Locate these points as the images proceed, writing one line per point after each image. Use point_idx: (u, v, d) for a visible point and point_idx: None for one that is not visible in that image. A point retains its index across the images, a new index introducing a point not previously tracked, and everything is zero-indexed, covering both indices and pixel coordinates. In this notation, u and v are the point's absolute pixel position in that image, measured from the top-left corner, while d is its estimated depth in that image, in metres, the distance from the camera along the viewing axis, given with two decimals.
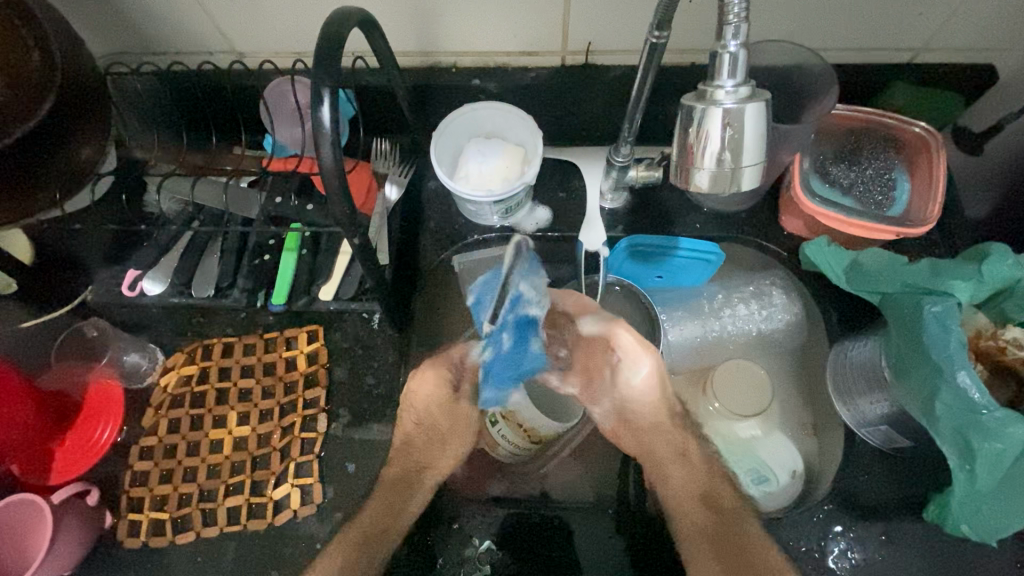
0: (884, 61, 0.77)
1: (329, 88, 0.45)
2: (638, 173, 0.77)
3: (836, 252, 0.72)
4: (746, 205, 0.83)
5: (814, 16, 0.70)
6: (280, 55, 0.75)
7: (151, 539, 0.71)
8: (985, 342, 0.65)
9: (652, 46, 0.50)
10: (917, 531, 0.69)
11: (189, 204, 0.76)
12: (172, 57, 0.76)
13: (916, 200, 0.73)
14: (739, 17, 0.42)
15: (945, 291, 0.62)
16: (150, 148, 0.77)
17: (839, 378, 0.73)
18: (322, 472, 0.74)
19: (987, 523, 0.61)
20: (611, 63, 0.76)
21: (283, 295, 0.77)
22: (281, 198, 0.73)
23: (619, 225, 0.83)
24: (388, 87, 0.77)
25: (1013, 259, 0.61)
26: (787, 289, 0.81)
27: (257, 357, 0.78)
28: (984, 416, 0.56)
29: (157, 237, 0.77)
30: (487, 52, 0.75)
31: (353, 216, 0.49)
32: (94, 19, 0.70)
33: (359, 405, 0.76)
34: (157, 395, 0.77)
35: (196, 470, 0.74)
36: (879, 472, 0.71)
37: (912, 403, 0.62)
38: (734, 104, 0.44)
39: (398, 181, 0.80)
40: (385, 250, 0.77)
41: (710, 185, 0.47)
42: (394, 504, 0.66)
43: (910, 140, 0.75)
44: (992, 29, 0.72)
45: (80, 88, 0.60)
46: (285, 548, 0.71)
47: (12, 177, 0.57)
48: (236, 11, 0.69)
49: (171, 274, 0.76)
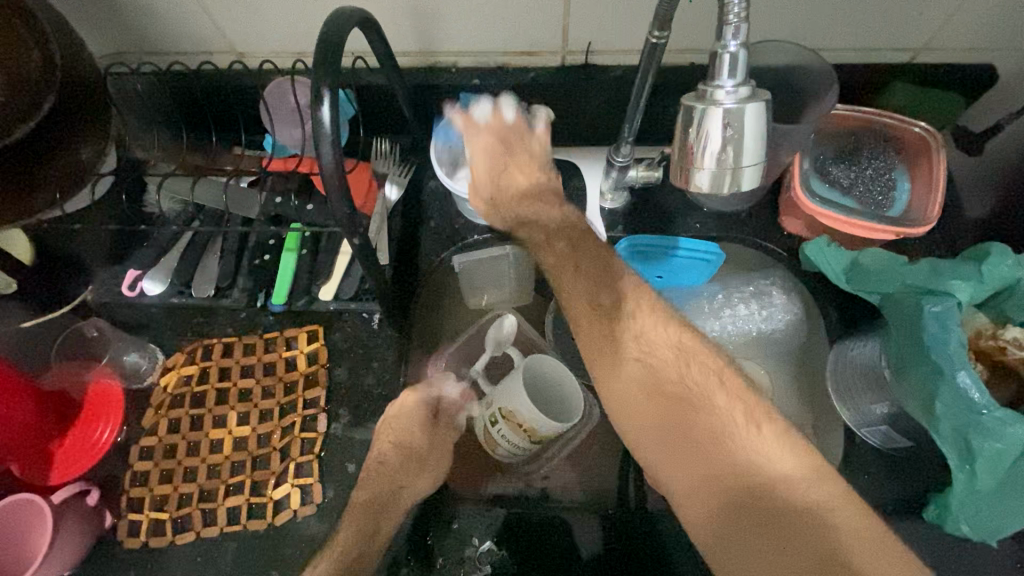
0: (885, 61, 0.77)
1: (329, 88, 0.45)
2: (638, 173, 0.78)
3: (836, 252, 0.72)
4: (747, 204, 0.83)
5: (814, 16, 0.70)
6: (280, 55, 0.75)
7: (151, 539, 0.71)
8: (986, 341, 0.64)
9: (652, 46, 0.50)
10: (918, 531, 0.69)
11: (188, 204, 0.76)
12: (172, 57, 0.76)
13: (917, 200, 0.73)
14: (739, 16, 0.42)
15: (945, 291, 0.61)
16: (150, 147, 0.75)
17: (839, 378, 0.73)
18: (322, 472, 0.73)
19: (987, 522, 0.61)
20: (611, 63, 0.76)
21: (283, 295, 0.77)
22: (281, 198, 0.72)
23: (619, 226, 0.83)
24: (388, 88, 0.78)
25: (1013, 259, 0.61)
26: (787, 289, 0.81)
27: (257, 357, 0.78)
28: (984, 416, 0.56)
29: (158, 237, 0.77)
30: (487, 52, 0.75)
31: (352, 216, 0.49)
32: (93, 18, 0.70)
33: (359, 405, 0.76)
34: (157, 395, 0.77)
35: (196, 470, 0.74)
36: (879, 471, 0.72)
37: (912, 402, 0.63)
38: (734, 104, 0.44)
39: (398, 181, 0.81)
40: (384, 250, 0.78)
41: (710, 185, 0.47)
42: (372, 521, 0.62)
43: (910, 140, 0.75)
44: (994, 29, 0.72)
45: (80, 87, 0.60)
46: (284, 548, 0.70)
47: (12, 178, 0.57)
48: (235, 10, 0.69)
49: (171, 274, 0.77)
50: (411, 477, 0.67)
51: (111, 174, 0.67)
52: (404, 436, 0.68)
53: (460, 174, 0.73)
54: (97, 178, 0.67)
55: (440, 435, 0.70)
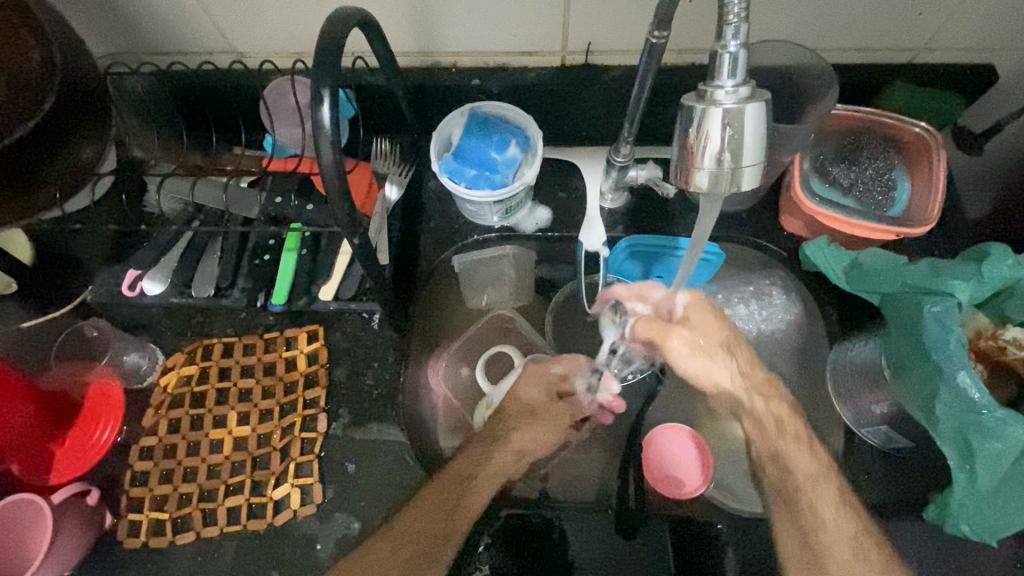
0: (885, 61, 0.77)
1: (329, 88, 0.45)
2: (639, 173, 0.80)
3: (836, 253, 0.73)
4: (746, 204, 0.83)
5: (814, 16, 0.70)
6: (280, 55, 0.75)
7: (151, 539, 0.71)
8: (985, 341, 0.64)
9: (652, 46, 0.50)
10: (917, 530, 0.69)
11: (188, 204, 0.77)
12: (172, 57, 0.76)
13: (917, 200, 0.73)
14: (739, 16, 0.42)
15: (945, 291, 0.61)
16: (151, 148, 0.75)
17: (839, 379, 0.74)
18: (322, 472, 0.73)
19: (988, 522, 0.61)
20: (611, 63, 0.76)
21: (283, 295, 0.77)
22: (281, 198, 0.72)
23: (619, 226, 0.82)
24: (388, 88, 0.78)
25: (1013, 259, 0.61)
26: (787, 288, 0.81)
27: (257, 357, 0.78)
28: (984, 416, 0.55)
29: (158, 237, 0.77)
30: (487, 52, 0.75)
31: (353, 217, 0.49)
32: (95, 19, 0.70)
33: (359, 405, 0.76)
34: (157, 395, 0.77)
35: (195, 470, 0.74)
36: (878, 471, 0.72)
37: (912, 402, 0.63)
38: (734, 104, 0.44)
39: (398, 182, 0.81)
40: (384, 249, 0.77)
41: (710, 185, 0.47)
42: (481, 457, 0.68)
43: (910, 140, 0.75)
44: (993, 30, 0.72)
45: (80, 87, 0.60)
46: (284, 548, 0.70)
47: (12, 179, 0.57)
48: (236, 10, 0.69)
49: (171, 273, 0.77)
50: (530, 433, 0.71)
51: (111, 175, 0.67)
52: (524, 394, 0.72)
53: (469, 174, 0.72)
54: (97, 178, 0.67)
55: (559, 406, 0.73)
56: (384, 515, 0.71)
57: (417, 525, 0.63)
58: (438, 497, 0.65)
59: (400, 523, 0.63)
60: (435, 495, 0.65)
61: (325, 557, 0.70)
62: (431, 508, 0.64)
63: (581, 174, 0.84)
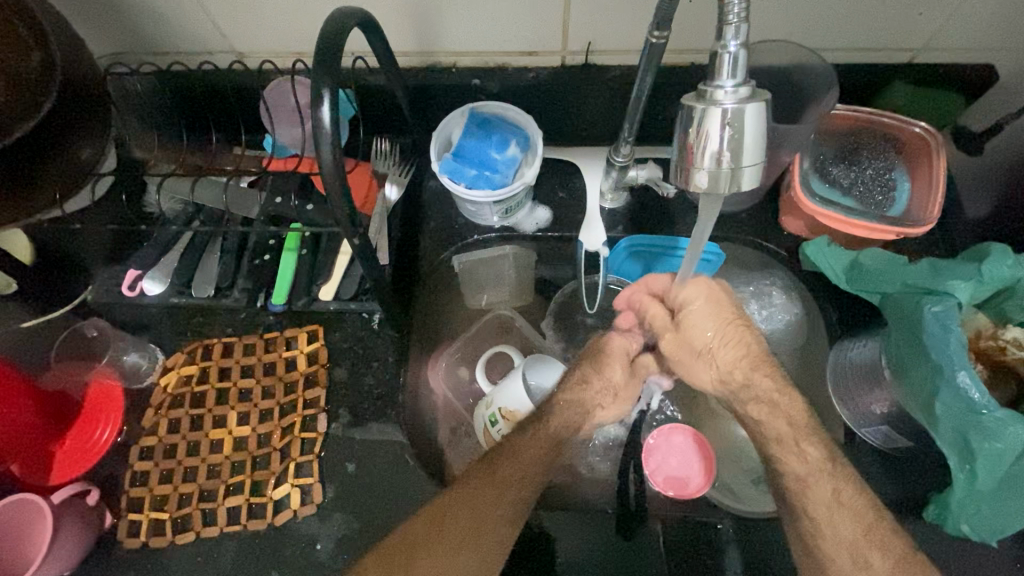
0: (885, 61, 0.77)
1: (329, 88, 0.45)
2: (639, 172, 0.79)
3: (837, 252, 0.72)
4: (746, 205, 0.83)
5: (814, 17, 0.70)
6: (280, 55, 0.75)
7: (151, 539, 0.71)
8: (986, 341, 0.64)
9: (652, 45, 0.50)
10: (917, 530, 0.69)
11: (188, 204, 0.76)
12: (172, 57, 0.76)
13: (917, 200, 0.73)
14: (739, 17, 0.42)
15: (945, 291, 0.61)
16: (149, 148, 0.75)
17: (839, 378, 0.74)
18: (322, 472, 0.73)
19: (987, 523, 0.61)
20: (611, 63, 0.76)
21: (283, 295, 0.77)
22: (280, 198, 0.72)
23: (619, 226, 0.83)
24: (388, 87, 0.78)
25: (1013, 259, 0.62)
26: (787, 289, 0.81)
27: (257, 357, 0.78)
28: (984, 416, 0.56)
29: (158, 236, 0.78)
30: (487, 52, 0.75)
31: (352, 216, 0.49)
32: (94, 18, 0.70)
33: (359, 406, 0.76)
34: (157, 395, 0.77)
35: (196, 470, 0.74)
36: (877, 471, 0.72)
37: (913, 402, 0.63)
38: (734, 104, 0.44)
39: (398, 182, 0.80)
40: (384, 250, 0.77)
41: (709, 186, 0.47)
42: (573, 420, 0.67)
43: (910, 139, 0.75)
44: (993, 30, 0.72)
45: (79, 87, 0.60)
46: (284, 548, 0.70)
47: (11, 179, 0.57)
48: (236, 10, 0.69)
49: (171, 273, 0.77)
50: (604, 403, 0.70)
51: (111, 175, 0.67)
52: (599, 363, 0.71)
53: (468, 172, 0.72)
54: (97, 178, 0.67)
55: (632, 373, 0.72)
56: (384, 515, 0.71)
57: (522, 471, 0.60)
58: (538, 445, 0.63)
59: (503, 470, 0.59)
60: (537, 445, 0.62)
61: (325, 557, 0.70)
62: (534, 457, 0.61)
63: (581, 174, 0.84)
